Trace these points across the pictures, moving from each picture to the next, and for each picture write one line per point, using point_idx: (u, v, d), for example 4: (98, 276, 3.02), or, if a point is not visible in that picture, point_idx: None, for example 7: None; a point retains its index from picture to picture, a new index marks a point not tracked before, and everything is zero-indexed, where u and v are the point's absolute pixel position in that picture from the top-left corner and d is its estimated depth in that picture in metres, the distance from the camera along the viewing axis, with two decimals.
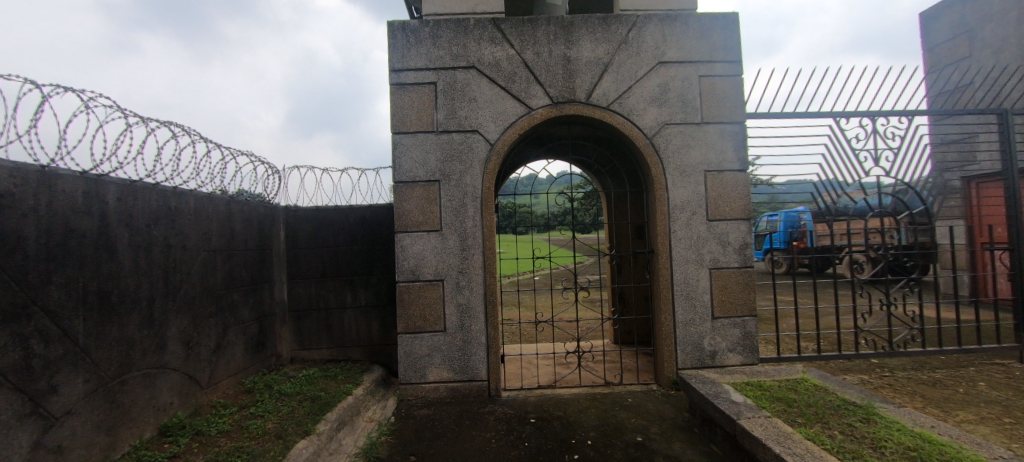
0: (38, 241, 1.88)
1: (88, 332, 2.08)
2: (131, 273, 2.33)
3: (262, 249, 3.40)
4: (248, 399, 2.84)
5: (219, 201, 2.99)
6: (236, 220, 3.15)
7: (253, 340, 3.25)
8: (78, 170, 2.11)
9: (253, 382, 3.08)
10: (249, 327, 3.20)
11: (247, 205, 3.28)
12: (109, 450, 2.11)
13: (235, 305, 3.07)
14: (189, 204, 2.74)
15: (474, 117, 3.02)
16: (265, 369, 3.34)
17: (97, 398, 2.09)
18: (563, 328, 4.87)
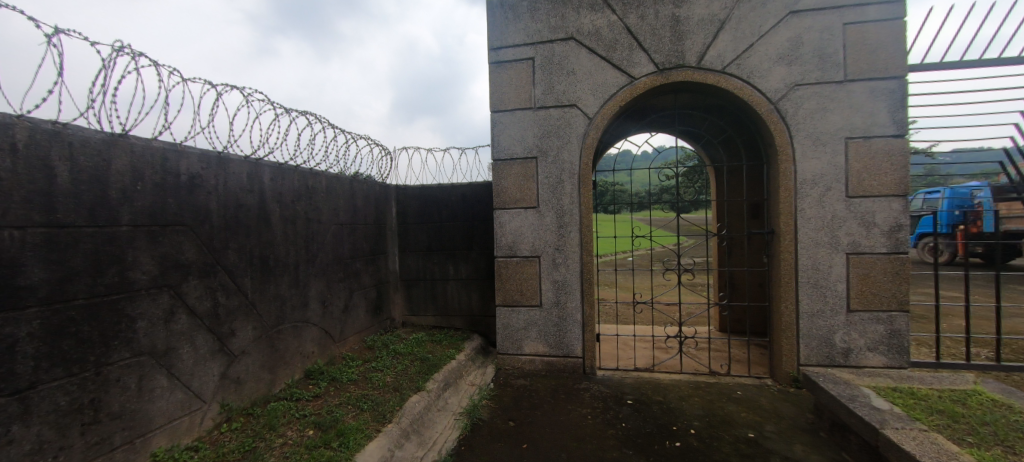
0: (220, 214, 2.36)
1: (255, 288, 2.54)
2: (283, 242, 2.77)
3: (378, 224, 3.77)
4: (370, 354, 3.23)
5: (345, 181, 3.37)
6: (358, 197, 3.52)
7: (373, 303, 3.66)
8: (243, 155, 2.53)
9: (373, 340, 3.48)
10: (369, 292, 3.61)
11: (367, 184, 3.64)
12: (271, 384, 2.61)
13: (359, 273, 3.47)
14: (323, 183, 3.13)
15: (573, 91, 2.93)
16: (382, 330, 3.76)
17: (262, 342, 2.57)
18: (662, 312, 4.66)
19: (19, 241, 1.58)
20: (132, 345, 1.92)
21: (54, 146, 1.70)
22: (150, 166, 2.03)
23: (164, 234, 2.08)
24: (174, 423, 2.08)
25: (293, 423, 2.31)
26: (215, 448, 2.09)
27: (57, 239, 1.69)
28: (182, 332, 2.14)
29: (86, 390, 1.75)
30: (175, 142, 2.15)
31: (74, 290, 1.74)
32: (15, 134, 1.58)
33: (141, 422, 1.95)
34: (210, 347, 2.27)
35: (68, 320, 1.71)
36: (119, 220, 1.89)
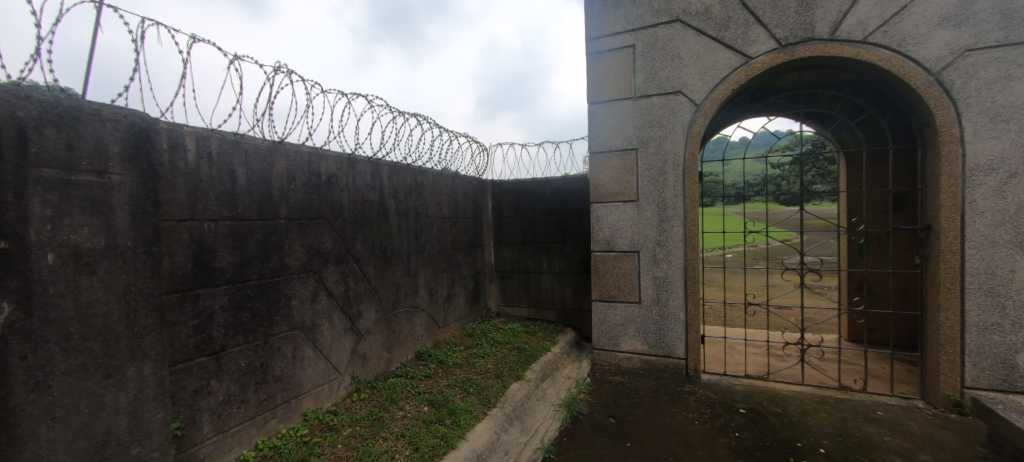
0: (351, 209, 2.67)
1: (376, 274, 2.83)
2: (398, 234, 3.03)
3: (476, 217, 3.95)
4: (470, 341, 3.41)
5: (448, 177, 3.58)
6: (459, 192, 3.72)
7: (471, 293, 3.86)
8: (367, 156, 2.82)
9: (472, 328, 3.68)
10: (468, 282, 3.81)
11: (467, 179, 3.83)
12: (389, 362, 2.91)
13: (460, 263, 3.69)
14: (430, 179, 3.36)
15: (678, 77, 2.80)
16: (479, 319, 3.95)
17: (382, 324, 2.87)
18: (776, 316, 4.27)
19: (214, 232, 2.01)
20: (288, 320, 2.30)
21: (236, 154, 2.11)
22: (301, 168, 2.39)
23: (310, 226, 2.43)
24: (318, 389, 2.45)
25: (411, 398, 2.56)
26: (349, 413, 2.42)
27: (238, 230, 2.10)
28: (323, 311, 2.48)
29: (258, 355, 2.16)
30: (318, 146, 2.49)
31: (250, 272, 2.14)
32: (211, 144, 2.02)
33: (295, 386, 2.33)
34: (343, 326, 2.59)
35: (246, 296, 2.12)
36: (278, 214, 2.27)
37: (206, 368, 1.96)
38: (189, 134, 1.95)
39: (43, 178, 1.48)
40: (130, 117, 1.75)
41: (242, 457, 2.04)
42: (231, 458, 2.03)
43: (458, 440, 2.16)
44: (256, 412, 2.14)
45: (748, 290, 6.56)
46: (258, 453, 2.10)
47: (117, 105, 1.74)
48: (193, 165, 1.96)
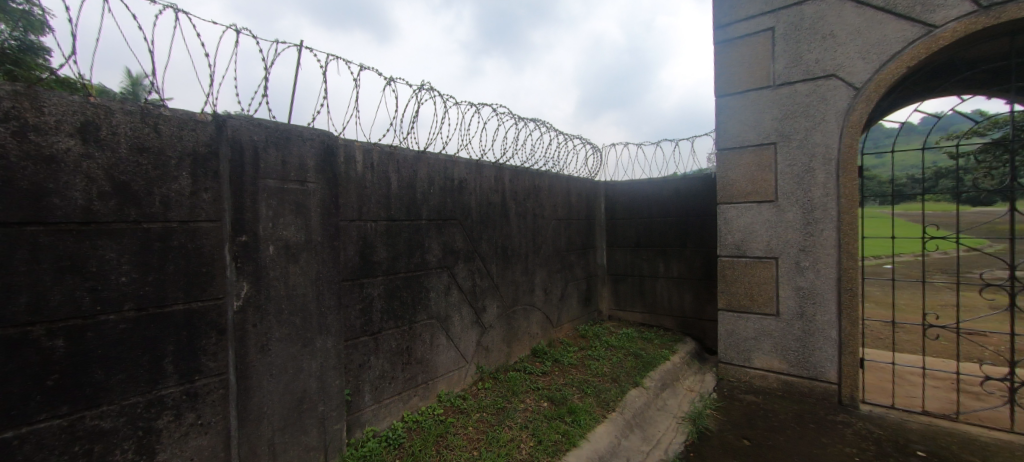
0: (478, 210, 2.89)
1: (498, 272, 3.01)
2: (517, 234, 3.18)
3: (588, 219, 3.96)
4: (584, 343, 3.46)
5: (563, 180, 3.65)
6: (573, 195, 3.77)
7: (583, 295, 3.91)
8: (493, 162, 3.01)
9: (585, 329, 3.72)
10: (580, 283, 3.84)
11: (581, 182, 3.87)
12: (508, 356, 3.08)
13: (573, 265, 3.74)
14: (547, 182, 3.47)
15: (831, 58, 2.59)
16: (590, 321, 3.95)
17: (503, 319, 3.04)
18: (965, 347, 3.50)
19: (375, 230, 2.35)
20: (427, 310, 2.58)
21: (391, 163, 2.44)
22: (438, 174, 2.65)
23: (445, 226, 2.69)
24: (450, 374, 2.70)
25: (531, 393, 2.71)
26: (476, 400, 2.64)
27: (391, 229, 2.42)
28: (454, 304, 2.72)
29: (404, 338, 2.46)
30: (452, 154, 2.74)
31: (399, 265, 2.45)
32: (373, 155, 2.37)
33: (432, 369, 2.60)
34: (470, 318, 2.82)
35: (396, 287, 2.43)
36: (421, 215, 2.56)
37: (367, 345, 2.30)
38: (358, 148, 2.31)
39: (268, 187, 1.95)
40: (320, 136, 2.14)
41: (393, 426, 2.37)
42: (385, 426, 2.37)
43: (580, 439, 2.22)
44: (403, 388, 2.45)
45: (925, 310, 5.41)
46: (404, 424, 2.41)
47: (312, 127, 2.14)
48: (361, 176, 2.31)
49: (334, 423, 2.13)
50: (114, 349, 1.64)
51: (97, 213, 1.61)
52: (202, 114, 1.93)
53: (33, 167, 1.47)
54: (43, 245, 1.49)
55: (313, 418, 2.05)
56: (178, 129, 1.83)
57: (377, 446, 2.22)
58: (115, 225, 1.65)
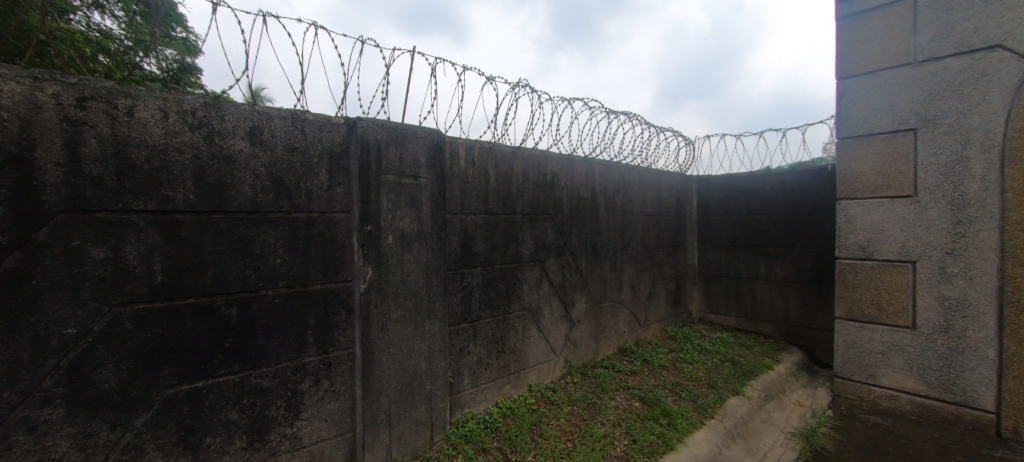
0: (569, 205, 2.91)
1: (587, 267, 3.01)
2: (606, 229, 3.15)
3: (679, 216, 3.86)
4: (675, 345, 3.47)
5: (654, 175, 3.57)
6: (664, 192, 3.69)
7: (671, 295, 3.89)
8: (583, 156, 3.00)
9: (674, 331, 3.73)
10: (668, 282, 3.86)
11: (672, 177, 3.80)
12: (596, 352, 3.10)
13: (662, 263, 3.70)
14: (636, 177, 3.39)
15: (994, 27, 2.42)
16: (677, 322, 3.99)
17: (591, 315, 3.04)
18: None
19: (475, 223, 2.47)
20: (520, 301, 2.66)
21: (489, 159, 2.54)
22: (532, 169, 2.72)
23: (538, 220, 2.75)
24: (540, 366, 2.77)
25: (621, 391, 2.72)
26: (566, 393, 2.69)
27: (489, 222, 2.54)
28: (545, 297, 2.78)
29: (500, 327, 2.57)
30: (546, 149, 2.79)
31: (496, 257, 2.56)
32: (475, 151, 2.49)
33: (524, 359, 2.69)
34: (560, 312, 2.86)
35: (493, 277, 2.54)
36: (516, 209, 2.64)
37: (467, 332, 2.44)
38: (462, 145, 2.44)
39: (388, 182, 2.17)
40: (431, 135, 2.31)
41: (489, 410, 2.51)
42: (481, 409, 2.52)
43: (677, 443, 2.18)
44: (498, 375, 2.57)
45: None
46: (499, 409, 2.54)
47: (423, 126, 2.31)
48: (463, 171, 2.44)
49: (439, 401, 2.31)
50: (271, 319, 1.97)
51: (261, 204, 1.94)
52: (337, 117, 2.16)
53: (217, 167, 1.85)
54: (224, 229, 1.86)
55: (422, 395, 2.25)
56: (319, 131, 2.08)
57: (476, 427, 2.38)
58: (274, 215, 1.97)
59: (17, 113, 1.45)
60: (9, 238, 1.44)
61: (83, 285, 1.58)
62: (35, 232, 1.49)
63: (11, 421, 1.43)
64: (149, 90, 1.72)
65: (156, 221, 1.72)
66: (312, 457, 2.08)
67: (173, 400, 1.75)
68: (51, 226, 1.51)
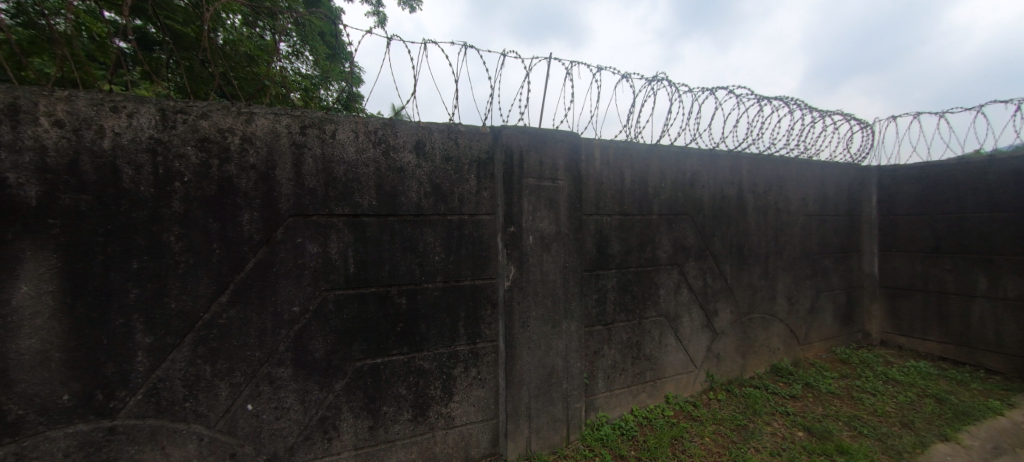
0: (710, 205, 2.72)
1: (732, 273, 2.78)
2: (756, 231, 2.89)
3: (852, 216, 3.39)
4: (848, 371, 3.05)
5: (818, 168, 3.18)
6: (829, 187, 3.28)
7: (841, 310, 3.42)
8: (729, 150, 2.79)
9: (846, 352, 3.31)
10: (837, 295, 3.37)
11: (840, 170, 3.34)
12: (744, 370, 2.89)
13: (828, 271, 3.28)
14: (795, 172, 3.04)
15: None
16: (852, 342, 3.51)
17: (737, 326, 2.83)
18: None
19: (609, 225, 2.48)
20: (657, 306, 2.58)
21: (624, 159, 2.50)
22: (669, 166, 2.61)
23: (676, 221, 2.64)
24: (678, 377, 2.67)
25: (778, 416, 2.50)
26: (709, 410, 2.56)
27: (624, 223, 2.52)
28: (684, 303, 2.65)
29: (635, 332, 2.54)
30: (684, 145, 2.65)
31: (632, 259, 2.53)
32: (609, 152, 2.47)
33: (661, 367, 2.61)
34: (701, 321, 2.70)
35: (628, 280, 2.52)
36: (653, 210, 2.57)
37: (601, 335, 2.47)
38: (597, 146, 2.45)
39: (529, 185, 2.30)
40: (569, 138, 2.37)
41: (624, 416, 2.50)
42: (615, 414, 2.51)
43: None
44: (632, 381, 2.54)
45: None
46: (634, 417, 2.51)
47: (561, 129, 2.38)
48: (598, 172, 2.46)
49: (575, 401, 2.38)
50: (431, 309, 2.22)
51: (424, 208, 2.21)
52: (484, 127, 2.34)
53: (392, 176, 2.16)
54: (397, 230, 2.17)
55: (559, 392, 2.35)
56: (469, 140, 2.29)
57: (612, 432, 2.39)
58: (433, 217, 2.23)
59: (265, 142, 1.96)
60: (261, 236, 1.95)
61: (303, 274, 2.02)
62: (276, 232, 1.97)
63: (261, 374, 1.96)
64: (345, 116, 2.10)
65: (349, 223, 2.10)
66: (462, 437, 2.29)
67: (360, 372, 2.11)
68: (284, 227, 1.99)
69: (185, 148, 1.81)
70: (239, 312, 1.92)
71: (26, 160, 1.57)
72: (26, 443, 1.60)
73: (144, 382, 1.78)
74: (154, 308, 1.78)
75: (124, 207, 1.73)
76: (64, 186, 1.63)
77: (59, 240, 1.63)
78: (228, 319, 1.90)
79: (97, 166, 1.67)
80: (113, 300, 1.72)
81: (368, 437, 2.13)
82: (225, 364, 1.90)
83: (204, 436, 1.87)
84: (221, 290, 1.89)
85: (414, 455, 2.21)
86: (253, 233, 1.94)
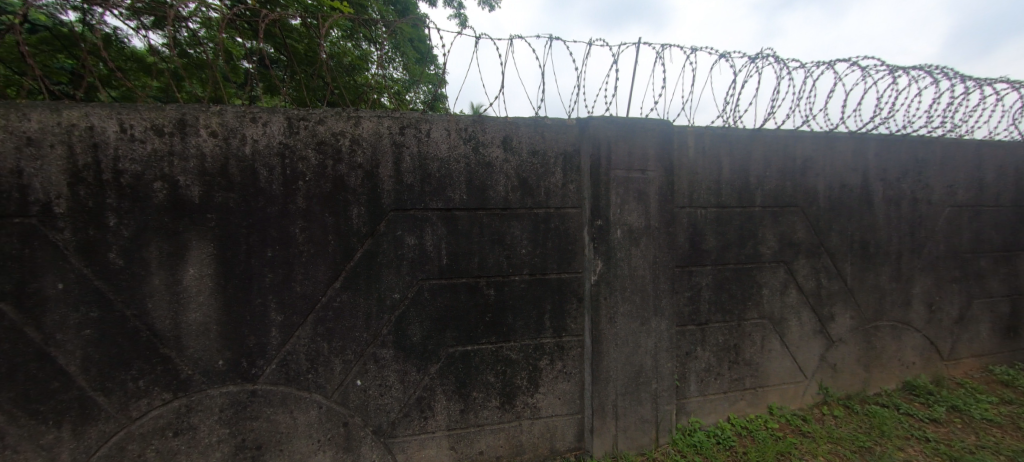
0: (825, 195, 2.48)
1: (855, 275, 2.54)
2: (885, 225, 2.59)
3: (1019, 206, 2.85)
4: (1013, 396, 2.56)
5: (970, 147, 2.72)
6: (987, 170, 2.78)
7: (1001, 322, 2.86)
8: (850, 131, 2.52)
9: (1009, 373, 2.78)
10: (997, 303, 2.84)
11: (1002, 149, 2.81)
12: (867, 384, 2.60)
13: (983, 273, 2.78)
14: (937, 153, 2.65)
15: None
16: (1019, 362, 2.93)
17: (859, 334, 2.56)
18: None
19: (705, 218, 2.33)
20: (759, 308, 2.40)
21: (722, 147, 2.34)
22: (776, 153, 2.40)
23: (783, 214, 2.43)
24: (783, 387, 2.47)
25: (914, 441, 2.20)
26: (824, 426, 2.33)
27: (721, 216, 2.35)
28: (793, 306, 2.45)
29: (732, 335, 2.38)
30: (795, 128, 2.42)
31: (730, 255, 2.36)
32: (705, 140, 2.32)
33: (763, 375, 2.43)
34: (813, 326, 2.48)
35: (725, 278, 2.36)
36: (755, 201, 2.38)
37: (695, 335, 2.34)
38: (692, 134, 2.30)
39: (618, 177, 2.23)
40: (660, 126, 2.25)
41: (720, 424, 2.37)
42: (710, 421, 2.38)
43: None
44: (728, 387, 2.40)
45: None
46: (731, 426, 2.36)
47: (652, 117, 2.26)
48: (693, 161, 2.32)
49: (666, 402, 2.30)
50: (518, 301, 2.27)
51: (511, 202, 2.25)
52: (569, 119, 2.31)
53: (481, 171, 2.23)
54: (485, 223, 2.24)
55: (648, 393, 2.28)
56: (556, 133, 2.28)
57: (706, 439, 2.28)
58: (520, 211, 2.26)
59: (371, 143, 2.13)
60: (367, 229, 2.14)
61: (402, 263, 2.18)
62: (379, 225, 2.15)
63: (368, 353, 2.16)
64: (438, 115, 2.21)
65: (442, 217, 2.21)
66: (548, 428, 2.31)
67: (453, 357, 2.23)
68: (386, 220, 2.16)
69: (307, 151, 2.05)
70: (349, 297, 2.13)
71: (192, 165, 1.91)
72: (193, 397, 1.97)
73: (277, 354, 2.06)
74: (284, 290, 2.05)
75: (261, 203, 2.01)
76: (218, 185, 1.95)
77: (215, 231, 1.95)
78: (341, 303, 2.12)
79: (241, 168, 1.97)
80: (253, 282, 2.01)
81: (460, 419, 2.24)
82: (339, 343, 2.13)
83: (323, 405, 2.12)
84: (335, 277, 2.11)
85: (502, 441, 2.28)
86: (361, 226, 2.13)
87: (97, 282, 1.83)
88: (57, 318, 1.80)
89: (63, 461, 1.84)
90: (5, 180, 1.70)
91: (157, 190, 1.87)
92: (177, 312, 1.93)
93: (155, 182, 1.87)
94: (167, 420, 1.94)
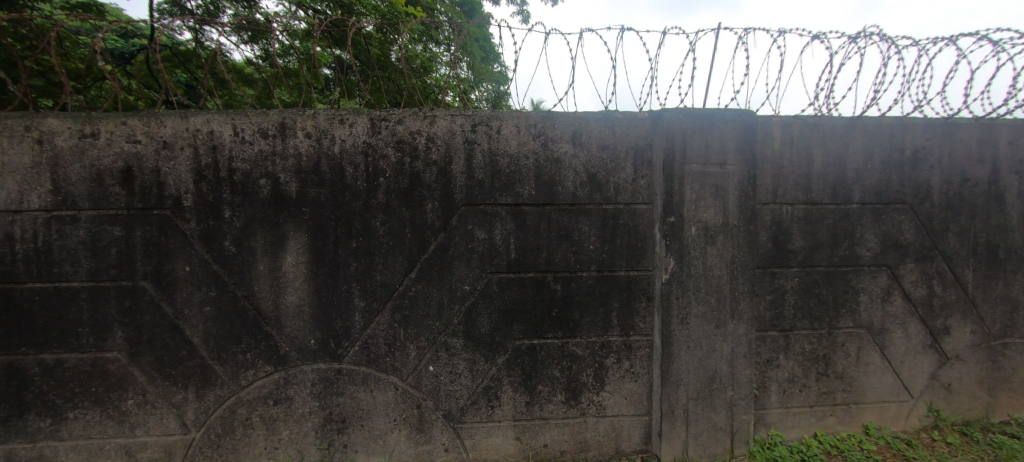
0: (941, 191, 2.19)
1: (976, 283, 2.22)
2: (1018, 227, 2.24)
3: None
4: None
5: None
6: None
7: None
8: (975, 117, 2.19)
9: None
10: None
11: None
12: (989, 409, 2.28)
13: None
14: None
15: None
16: None
17: (981, 351, 2.25)
18: None
19: (792, 215, 2.16)
20: (855, 316, 2.18)
21: (813, 138, 2.14)
22: (879, 143, 2.16)
23: (886, 212, 2.17)
24: (881, 405, 2.23)
25: None
26: (934, 452, 2.07)
27: (811, 214, 2.16)
28: (897, 316, 2.19)
29: (822, 344, 2.18)
30: (903, 115, 2.15)
31: (820, 257, 2.16)
32: (793, 130, 2.14)
33: (857, 390, 2.21)
34: (922, 339, 2.21)
35: (815, 282, 2.17)
36: (852, 198, 2.16)
37: (778, 342, 2.18)
38: (777, 124, 2.14)
39: (693, 171, 2.13)
40: (742, 117, 2.11)
41: (805, 440, 2.18)
42: (792, 436, 2.21)
43: None
44: (815, 401, 2.20)
45: None
46: (819, 443, 2.17)
47: (732, 107, 2.13)
48: (779, 153, 2.15)
49: (743, 411, 2.17)
50: (585, 297, 2.26)
51: (580, 198, 2.24)
52: (641, 112, 2.25)
53: (549, 167, 2.24)
54: (553, 218, 2.25)
55: (723, 400, 2.16)
56: (626, 126, 2.22)
57: (789, 454, 2.12)
58: (588, 206, 2.25)
59: (445, 141, 2.23)
60: (440, 223, 2.24)
61: (472, 257, 2.26)
62: (451, 219, 2.25)
63: (440, 341, 2.27)
64: (509, 112, 2.25)
65: (511, 212, 2.26)
66: (613, 428, 2.28)
67: (519, 350, 2.28)
68: (458, 215, 2.25)
69: (387, 149, 2.20)
70: (423, 287, 2.26)
71: (290, 164, 2.13)
72: (290, 371, 2.20)
73: (360, 337, 2.24)
74: (366, 279, 2.22)
75: (347, 198, 2.19)
76: (311, 182, 2.15)
77: (310, 223, 2.16)
78: (416, 292, 2.25)
79: (331, 166, 2.16)
80: (340, 270, 2.20)
81: (526, 411, 2.29)
82: (414, 330, 2.26)
83: (399, 387, 2.26)
84: (411, 268, 2.25)
85: (567, 437, 2.29)
86: (434, 220, 2.24)
87: (214, 266, 2.11)
88: (185, 295, 2.10)
89: (188, 418, 2.15)
90: (148, 178, 2.02)
91: (262, 186, 2.11)
92: (278, 295, 2.17)
93: (261, 179, 2.11)
94: (269, 390, 2.19)
